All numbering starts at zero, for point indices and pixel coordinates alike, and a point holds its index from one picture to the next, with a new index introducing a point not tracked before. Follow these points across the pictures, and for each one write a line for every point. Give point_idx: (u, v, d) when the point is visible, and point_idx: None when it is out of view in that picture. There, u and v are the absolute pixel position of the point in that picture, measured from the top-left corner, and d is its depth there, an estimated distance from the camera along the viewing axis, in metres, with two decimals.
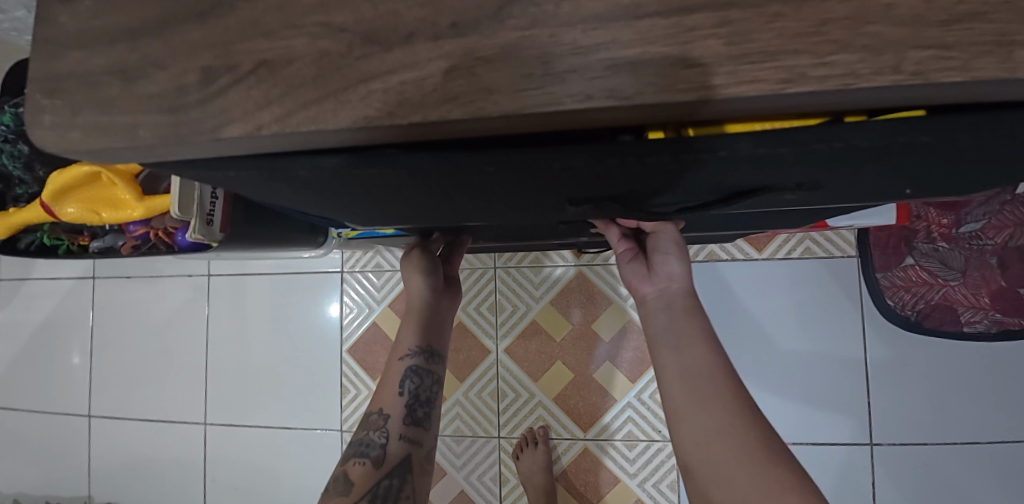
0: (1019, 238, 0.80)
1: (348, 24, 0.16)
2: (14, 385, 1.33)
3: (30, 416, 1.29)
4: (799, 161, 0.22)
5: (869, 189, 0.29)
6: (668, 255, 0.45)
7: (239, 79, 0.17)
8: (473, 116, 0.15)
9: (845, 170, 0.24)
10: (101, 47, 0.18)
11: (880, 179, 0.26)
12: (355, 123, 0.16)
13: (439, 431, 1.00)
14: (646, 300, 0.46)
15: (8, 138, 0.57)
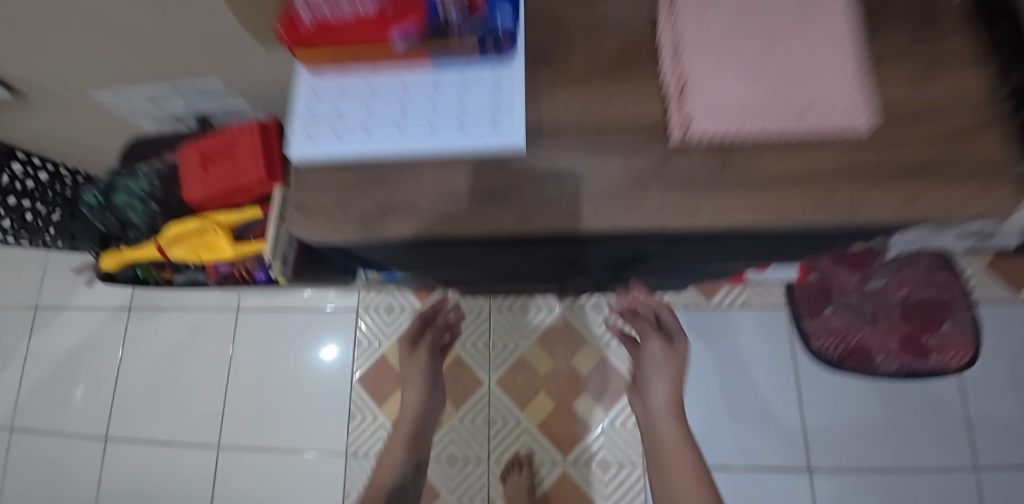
0: (912, 293, 1.04)
1: (439, 188, 0.36)
2: (37, 408, 1.41)
3: (49, 438, 1.37)
4: (658, 246, 0.42)
5: (717, 257, 0.49)
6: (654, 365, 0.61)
7: (385, 208, 0.37)
8: (493, 231, 0.35)
9: (690, 250, 0.44)
10: (315, 188, 0.38)
11: (715, 253, 0.46)
12: (440, 231, 0.36)
13: (433, 457, 1.11)
14: (644, 384, 0.64)
15: (143, 198, 0.71)
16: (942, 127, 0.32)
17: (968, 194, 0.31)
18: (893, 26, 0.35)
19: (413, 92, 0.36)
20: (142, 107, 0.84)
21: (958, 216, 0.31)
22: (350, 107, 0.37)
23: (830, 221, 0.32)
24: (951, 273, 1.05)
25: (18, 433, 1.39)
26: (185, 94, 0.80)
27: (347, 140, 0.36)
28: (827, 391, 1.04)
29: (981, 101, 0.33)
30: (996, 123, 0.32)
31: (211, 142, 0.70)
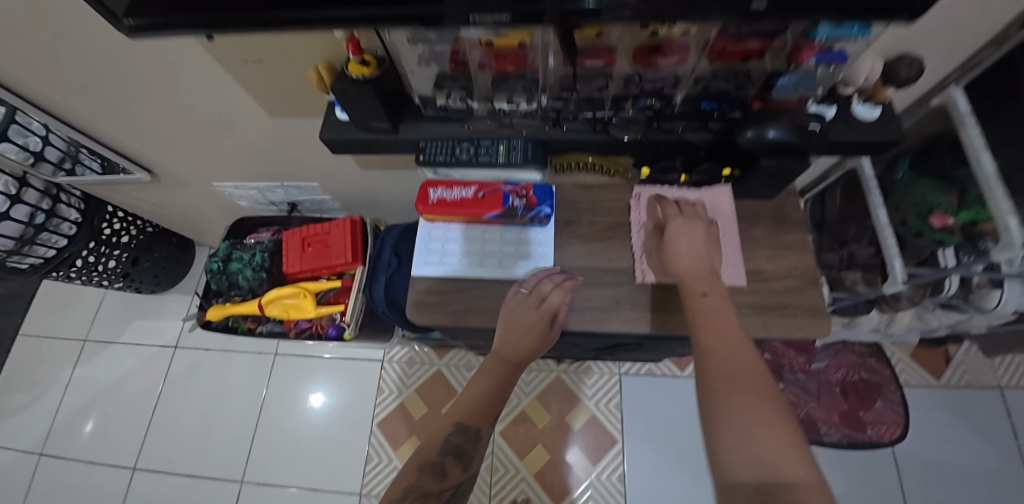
0: (848, 375, 1.27)
1: (499, 295, 0.61)
2: (68, 435, 1.51)
3: (77, 464, 1.46)
4: (631, 337, 0.66)
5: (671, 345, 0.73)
6: None
7: (465, 304, 0.61)
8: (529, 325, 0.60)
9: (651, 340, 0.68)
10: (422, 288, 0.63)
11: (668, 343, 0.70)
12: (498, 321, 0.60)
13: None
14: None
15: (255, 268, 0.94)
16: (787, 281, 0.59)
17: (802, 320, 0.57)
18: (762, 220, 0.63)
19: (488, 238, 0.63)
20: (250, 193, 1.11)
21: (795, 332, 0.56)
22: (451, 244, 0.64)
23: None
24: (881, 359, 1.28)
25: (46, 459, 1.47)
26: (288, 189, 1.07)
27: (449, 263, 0.63)
28: None
29: (808, 267, 0.59)
30: (815, 281, 0.59)
31: (311, 231, 0.95)
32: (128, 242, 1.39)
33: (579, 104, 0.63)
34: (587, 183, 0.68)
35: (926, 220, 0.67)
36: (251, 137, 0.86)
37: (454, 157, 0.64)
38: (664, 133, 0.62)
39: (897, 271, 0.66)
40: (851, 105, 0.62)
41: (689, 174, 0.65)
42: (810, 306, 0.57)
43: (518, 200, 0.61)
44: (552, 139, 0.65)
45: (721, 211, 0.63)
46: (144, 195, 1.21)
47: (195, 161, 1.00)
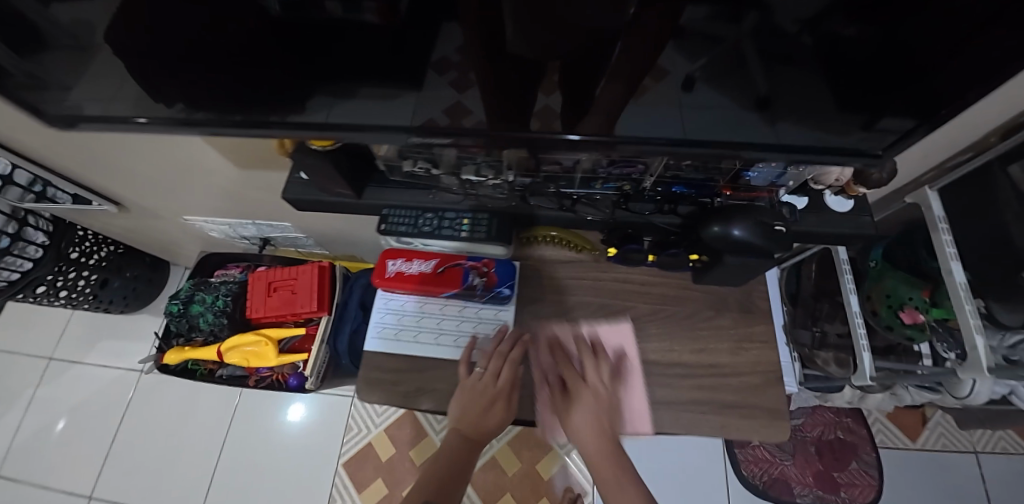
0: (823, 433, 1.25)
1: (451, 377, 0.59)
2: (23, 459, 1.45)
3: (30, 489, 1.41)
4: None
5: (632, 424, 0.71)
6: None
7: (416, 385, 0.59)
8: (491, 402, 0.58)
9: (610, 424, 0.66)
10: (372, 364, 0.60)
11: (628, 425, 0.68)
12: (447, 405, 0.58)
13: None
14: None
15: (217, 313, 0.92)
16: (749, 378, 0.58)
17: (761, 422, 0.55)
18: (729, 309, 0.62)
19: (447, 314, 0.61)
20: (223, 226, 1.08)
21: (753, 434, 0.55)
22: (407, 319, 0.61)
23: (683, 429, 0.55)
24: (858, 419, 1.26)
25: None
26: (260, 226, 1.05)
27: (404, 339, 0.60)
28: None
29: (772, 364, 0.58)
30: (777, 379, 0.57)
31: (278, 276, 0.93)
32: (98, 263, 1.32)
33: (547, 182, 0.61)
34: (554, 258, 0.66)
35: (895, 314, 0.66)
36: (222, 180, 0.85)
37: (416, 229, 0.62)
38: (633, 214, 0.61)
39: (865, 365, 0.67)
40: (824, 195, 0.62)
41: (657, 255, 0.62)
42: (771, 407, 0.56)
43: (477, 279, 0.60)
44: (519, 214, 0.63)
45: (625, 351, 0.59)
46: (114, 222, 1.17)
47: (164, 197, 0.97)
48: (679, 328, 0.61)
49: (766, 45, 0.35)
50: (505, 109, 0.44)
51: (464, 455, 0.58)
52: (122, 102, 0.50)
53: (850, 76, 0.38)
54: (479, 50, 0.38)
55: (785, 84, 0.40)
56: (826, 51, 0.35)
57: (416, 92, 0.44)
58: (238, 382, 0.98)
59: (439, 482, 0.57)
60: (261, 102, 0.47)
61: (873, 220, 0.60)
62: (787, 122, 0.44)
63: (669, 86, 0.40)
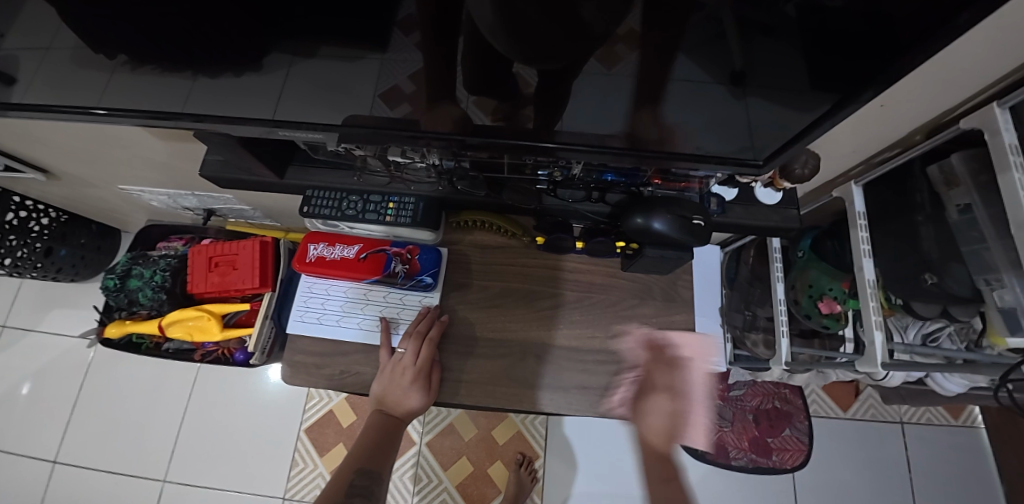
0: (762, 403, 1.33)
1: (376, 363, 0.60)
2: None
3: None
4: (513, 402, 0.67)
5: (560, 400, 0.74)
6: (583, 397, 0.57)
7: (341, 369, 0.60)
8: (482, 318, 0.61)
9: None
10: (298, 350, 0.60)
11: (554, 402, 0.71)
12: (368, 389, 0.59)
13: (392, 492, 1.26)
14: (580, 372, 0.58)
15: (156, 288, 0.90)
16: None
17: None
18: (653, 298, 0.63)
19: (371, 300, 0.62)
20: (165, 195, 1.04)
21: None
22: (331, 303, 0.61)
23: (599, 413, 0.58)
24: (796, 390, 1.34)
25: None
26: (203, 198, 1.02)
27: (323, 322, 0.60)
28: (688, 487, 1.27)
29: None
30: None
31: (219, 251, 0.89)
32: (43, 231, 1.24)
33: (475, 169, 0.59)
34: (485, 243, 0.65)
35: (815, 304, 0.69)
36: (156, 148, 0.80)
37: (340, 212, 0.60)
38: (560, 202, 0.60)
39: (781, 351, 0.71)
40: (755, 187, 0.62)
41: (585, 241, 0.62)
42: None
43: (400, 266, 0.60)
44: (447, 199, 0.62)
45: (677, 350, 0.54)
46: (49, 190, 1.12)
47: (95, 167, 0.93)
48: (604, 315, 0.62)
49: (749, 17, 0.34)
50: (462, 76, 0.43)
51: (388, 432, 0.57)
52: (58, 56, 0.45)
53: (827, 55, 0.37)
54: (432, 17, 0.37)
55: (763, 64, 0.40)
56: (811, 29, 0.34)
57: (380, 56, 0.42)
58: (187, 356, 0.98)
59: (370, 455, 0.56)
60: (202, 59, 0.43)
61: (799, 214, 0.61)
62: (762, 98, 0.44)
63: (644, 57, 0.40)
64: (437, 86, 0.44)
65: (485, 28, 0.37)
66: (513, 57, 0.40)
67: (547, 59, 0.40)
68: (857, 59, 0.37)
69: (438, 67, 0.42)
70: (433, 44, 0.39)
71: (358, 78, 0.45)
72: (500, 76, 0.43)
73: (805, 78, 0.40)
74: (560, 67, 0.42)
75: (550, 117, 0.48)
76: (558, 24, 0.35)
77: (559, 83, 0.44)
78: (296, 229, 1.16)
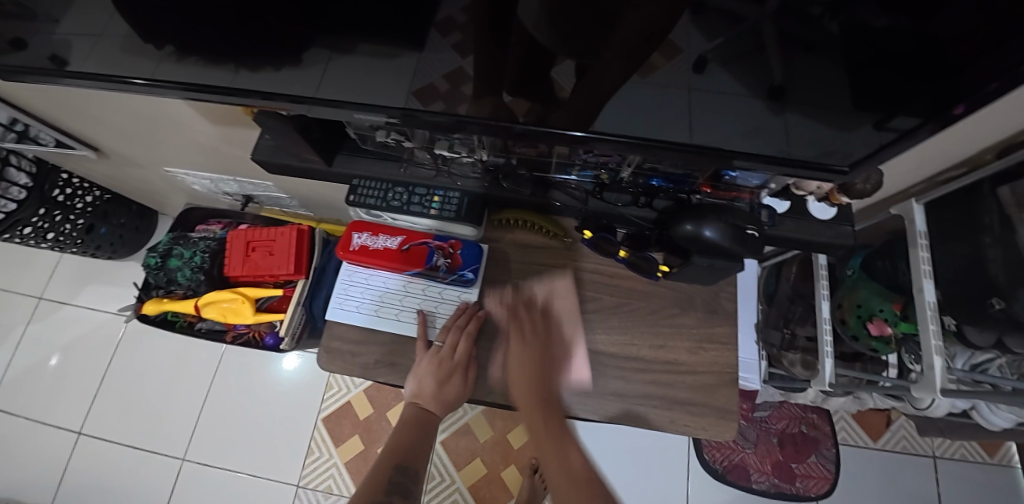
0: (787, 426, 1.29)
1: (410, 356, 0.60)
2: (12, 391, 1.44)
3: (20, 422, 1.40)
4: None
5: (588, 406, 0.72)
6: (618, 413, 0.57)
7: (375, 360, 0.60)
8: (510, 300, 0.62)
9: None
10: (334, 339, 0.60)
11: None
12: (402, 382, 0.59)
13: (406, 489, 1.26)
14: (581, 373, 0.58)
15: (195, 269, 0.93)
16: (702, 378, 0.58)
17: (707, 421, 0.56)
18: (694, 308, 0.61)
19: (410, 291, 0.62)
20: (207, 179, 1.06)
21: (698, 432, 0.56)
22: (369, 291, 0.61)
23: (628, 423, 0.57)
24: (824, 415, 1.30)
25: None
26: (242, 183, 1.04)
27: (364, 311, 0.61)
28: None
29: (729, 366, 0.58)
30: (733, 380, 0.58)
31: (257, 235, 0.91)
32: (85, 208, 1.28)
33: (521, 165, 0.59)
34: (525, 242, 0.65)
35: (863, 324, 0.67)
36: (203, 132, 0.82)
37: (385, 202, 0.61)
38: (606, 205, 0.59)
39: (824, 372, 0.68)
40: (808, 201, 0.59)
41: (629, 252, 0.61)
42: (708, 405, 0.57)
43: (441, 260, 0.60)
44: (490, 195, 0.61)
45: (558, 272, 0.63)
46: (97, 169, 1.16)
47: (143, 147, 0.96)
48: (640, 323, 0.61)
49: (788, 29, 0.33)
50: (511, 72, 0.42)
51: (424, 427, 0.57)
52: (119, 37, 0.46)
53: (872, 74, 0.36)
54: (485, 8, 0.36)
55: (805, 77, 0.38)
56: (854, 47, 0.34)
57: (416, 55, 0.42)
58: (219, 337, 1.00)
59: (409, 451, 0.56)
60: (257, 44, 0.44)
61: (853, 231, 0.58)
62: (800, 114, 0.43)
63: (681, 70, 0.39)
64: (484, 81, 0.44)
65: (528, 22, 0.36)
66: (557, 51, 0.38)
67: (589, 59, 0.39)
68: (902, 83, 0.37)
69: (489, 61, 0.41)
70: (485, 35, 0.38)
71: (401, 72, 0.45)
72: (536, 75, 0.43)
73: (847, 97, 0.39)
74: (599, 68, 0.40)
75: (585, 115, 0.46)
76: (608, 16, 0.34)
77: (592, 80, 0.42)
78: (328, 219, 1.18)
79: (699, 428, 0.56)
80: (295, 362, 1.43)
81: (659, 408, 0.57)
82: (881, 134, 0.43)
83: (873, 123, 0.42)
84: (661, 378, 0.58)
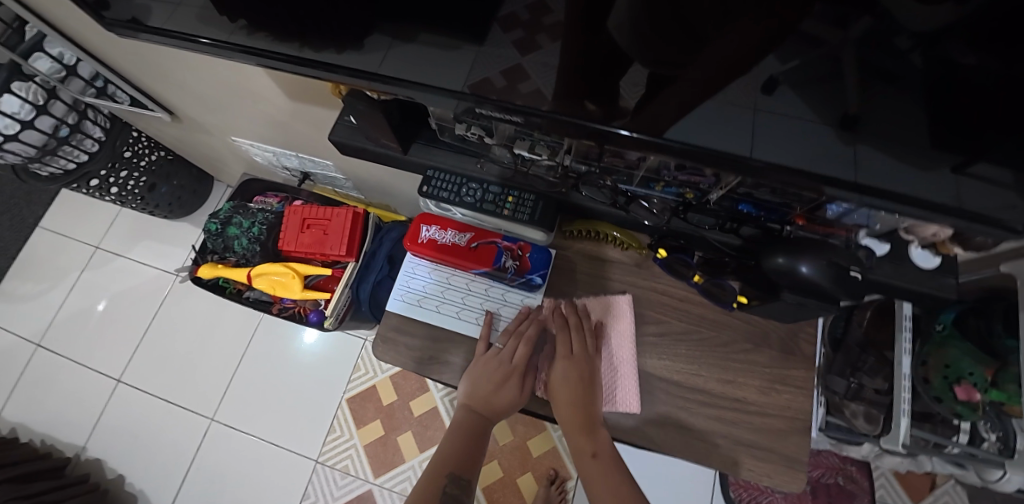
0: (822, 476, 1.22)
1: (464, 357, 0.59)
2: (63, 333, 1.51)
3: (66, 363, 1.47)
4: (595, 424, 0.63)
5: None
6: (673, 447, 0.54)
7: (429, 357, 0.59)
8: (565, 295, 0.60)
9: None
10: (389, 330, 0.60)
11: None
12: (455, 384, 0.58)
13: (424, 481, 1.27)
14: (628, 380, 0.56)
15: (252, 239, 0.95)
16: (769, 421, 0.55)
17: (769, 468, 0.53)
18: (769, 346, 0.58)
19: (472, 290, 0.61)
20: (271, 152, 1.08)
21: (759, 477, 0.53)
22: (431, 286, 0.61)
23: (684, 456, 0.54)
24: (864, 469, 1.22)
25: (41, 350, 1.48)
26: (303, 160, 1.05)
27: (425, 307, 0.60)
28: None
29: (801, 412, 0.55)
30: (803, 428, 0.54)
31: (313, 214, 0.92)
32: (148, 166, 1.33)
33: (603, 173, 0.56)
34: (593, 253, 0.63)
35: (950, 386, 0.64)
36: (271, 105, 0.83)
37: (457, 198, 0.60)
38: (688, 225, 0.56)
39: (902, 432, 0.65)
40: (911, 247, 0.54)
41: (704, 278, 0.58)
42: (774, 452, 0.53)
43: (510, 261, 0.59)
44: (565, 202, 0.60)
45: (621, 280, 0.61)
46: (165, 131, 1.20)
47: (212, 114, 0.98)
48: (707, 354, 0.58)
49: (871, 59, 0.29)
50: (588, 76, 0.38)
51: (478, 431, 0.56)
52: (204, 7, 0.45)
53: (957, 109, 0.31)
54: (582, 7, 0.33)
55: (881, 104, 0.33)
56: (939, 79, 0.29)
57: (477, 48, 0.40)
58: (265, 307, 1.02)
59: (461, 459, 0.55)
60: (341, 27, 0.43)
61: (955, 284, 0.53)
62: (872, 149, 0.36)
63: (747, 88, 0.34)
64: (564, 78, 0.39)
65: (613, 18, 0.33)
66: (633, 55, 0.35)
67: (671, 68, 0.34)
68: (992, 124, 0.31)
69: (569, 64, 0.38)
70: (577, 35, 0.35)
71: (461, 66, 0.42)
72: (605, 82, 0.38)
73: (924, 131, 0.33)
74: (675, 77, 0.35)
75: (654, 126, 0.40)
76: (694, 23, 0.30)
77: (667, 96, 0.37)
78: (377, 203, 1.18)
79: (759, 474, 0.53)
80: (315, 335, 1.45)
81: (719, 447, 0.54)
82: (958, 181, 0.36)
83: (948, 165, 0.35)
84: (723, 416, 0.55)
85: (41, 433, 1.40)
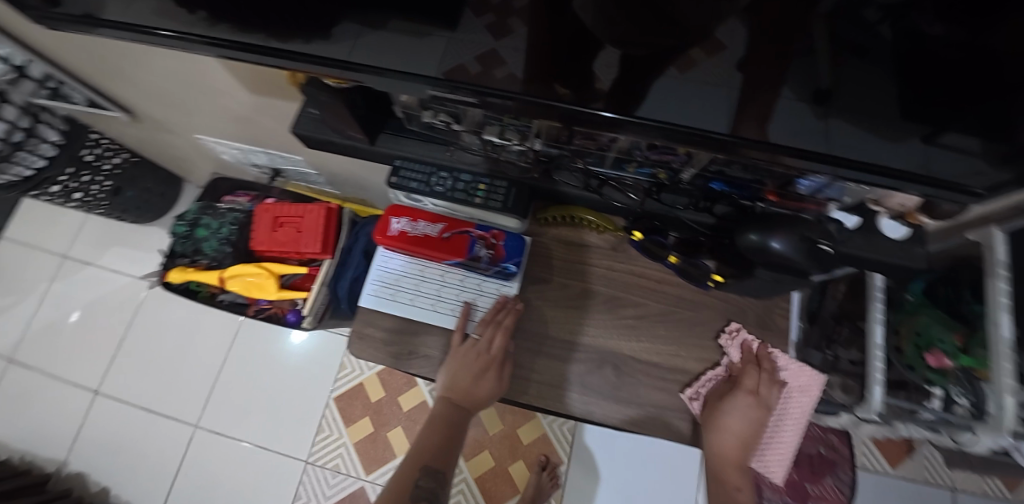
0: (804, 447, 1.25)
1: (443, 351, 0.57)
2: (35, 345, 1.46)
3: (41, 377, 1.42)
4: None
5: None
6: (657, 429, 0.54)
7: (409, 353, 0.58)
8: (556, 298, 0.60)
9: None
10: (367, 328, 0.58)
11: None
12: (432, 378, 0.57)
13: None
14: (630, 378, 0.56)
15: (223, 240, 0.93)
16: None
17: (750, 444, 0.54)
18: (746, 323, 0.58)
19: (447, 282, 0.60)
20: (239, 150, 1.04)
21: (740, 453, 0.54)
22: (406, 280, 0.60)
23: (668, 436, 0.54)
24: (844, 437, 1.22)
25: (14, 365, 1.43)
26: (273, 156, 1.02)
27: (399, 301, 0.59)
28: None
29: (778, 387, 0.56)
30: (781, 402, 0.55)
31: (285, 211, 0.89)
32: (112, 170, 1.27)
33: (574, 156, 0.55)
34: (568, 238, 0.62)
35: (920, 354, 0.66)
36: (236, 100, 0.80)
37: (428, 187, 0.58)
38: (662, 206, 0.55)
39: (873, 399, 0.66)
40: (881, 218, 0.54)
41: (679, 257, 0.58)
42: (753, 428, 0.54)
43: (484, 250, 0.58)
44: (538, 187, 0.59)
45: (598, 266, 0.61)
46: (127, 131, 1.14)
47: (174, 111, 0.94)
48: (689, 334, 0.58)
49: (841, 34, 0.28)
50: (558, 58, 0.36)
51: (454, 423, 0.55)
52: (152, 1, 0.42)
53: (927, 78, 0.30)
54: None
55: (850, 79, 0.32)
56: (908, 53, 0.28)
57: (448, 34, 0.38)
58: (241, 310, 0.99)
59: (437, 453, 0.55)
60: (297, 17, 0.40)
61: (925, 254, 0.54)
62: (847, 123, 0.36)
63: (718, 67, 0.34)
64: (534, 63, 0.38)
65: None
66: (600, 35, 0.33)
67: (640, 48, 0.33)
68: (953, 97, 0.31)
69: (538, 47, 0.36)
70: (543, 18, 0.33)
71: (429, 55, 0.40)
72: (576, 65, 0.36)
73: (891, 105, 0.33)
74: (645, 55, 0.34)
75: (625, 106, 0.38)
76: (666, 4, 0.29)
77: (641, 73, 0.36)
78: (352, 199, 1.15)
79: (739, 451, 0.54)
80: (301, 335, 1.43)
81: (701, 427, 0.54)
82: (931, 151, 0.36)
83: (918, 136, 0.35)
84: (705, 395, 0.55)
85: (19, 449, 1.36)
